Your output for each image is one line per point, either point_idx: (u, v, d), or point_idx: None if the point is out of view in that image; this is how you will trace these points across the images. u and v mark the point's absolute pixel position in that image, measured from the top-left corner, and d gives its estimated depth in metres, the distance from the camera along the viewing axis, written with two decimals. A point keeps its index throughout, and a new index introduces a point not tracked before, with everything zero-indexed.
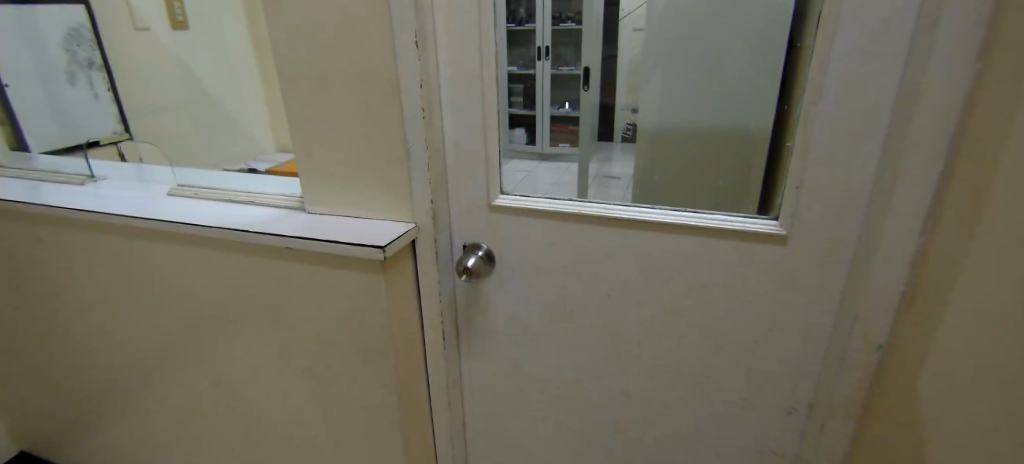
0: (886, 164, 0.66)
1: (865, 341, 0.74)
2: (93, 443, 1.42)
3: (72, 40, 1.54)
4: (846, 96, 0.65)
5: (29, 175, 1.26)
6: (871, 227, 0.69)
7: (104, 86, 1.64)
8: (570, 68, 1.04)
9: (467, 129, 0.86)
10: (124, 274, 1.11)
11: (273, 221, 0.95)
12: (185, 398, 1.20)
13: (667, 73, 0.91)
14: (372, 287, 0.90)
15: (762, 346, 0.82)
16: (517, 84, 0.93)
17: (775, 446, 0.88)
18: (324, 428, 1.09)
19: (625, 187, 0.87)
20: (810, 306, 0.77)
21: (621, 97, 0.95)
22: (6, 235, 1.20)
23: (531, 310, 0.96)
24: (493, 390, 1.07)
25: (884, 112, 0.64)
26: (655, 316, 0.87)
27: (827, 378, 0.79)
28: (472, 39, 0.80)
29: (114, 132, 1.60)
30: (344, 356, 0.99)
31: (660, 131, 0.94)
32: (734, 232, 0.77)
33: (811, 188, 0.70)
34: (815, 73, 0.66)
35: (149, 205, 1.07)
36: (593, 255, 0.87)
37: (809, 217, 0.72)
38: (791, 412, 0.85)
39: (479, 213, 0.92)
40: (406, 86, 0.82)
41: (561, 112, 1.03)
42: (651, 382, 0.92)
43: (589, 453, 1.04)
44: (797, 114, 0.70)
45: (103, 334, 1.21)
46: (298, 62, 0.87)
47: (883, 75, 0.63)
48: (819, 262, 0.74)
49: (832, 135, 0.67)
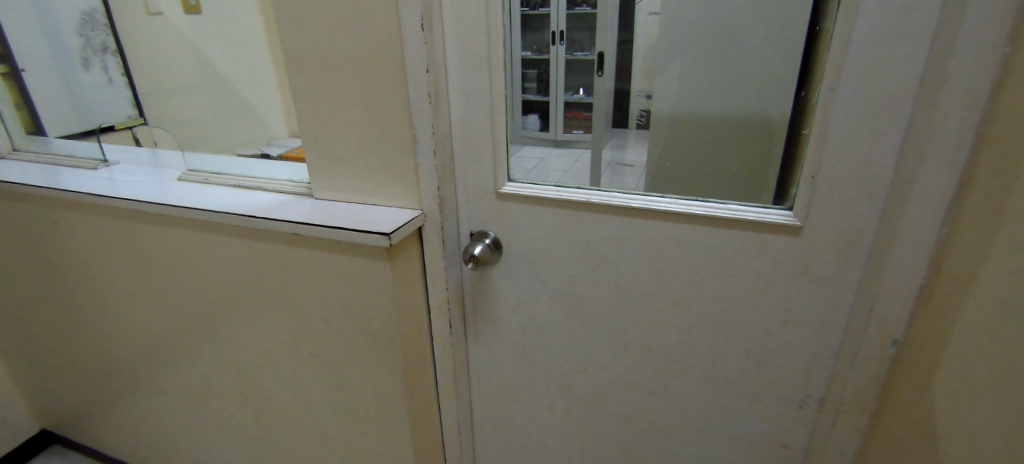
0: (907, 153, 0.63)
1: (882, 335, 0.72)
2: (109, 423, 1.46)
3: (86, 25, 1.58)
4: (866, 81, 0.62)
5: (45, 159, 1.28)
6: (889, 217, 0.67)
7: (118, 70, 1.67)
8: (584, 53, 0.99)
9: (474, 114, 0.85)
10: (138, 258, 1.12)
11: (281, 206, 0.96)
12: (198, 381, 1.23)
13: (687, 58, 0.85)
14: (378, 273, 0.90)
15: (772, 337, 0.81)
16: (532, 69, 0.95)
17: (784, 439, 0.87)
18: (333, 412, 1.10)
19: (639, 176, 0.85)
20: (824, 298, 0.75)
21: (635, 82, 0.89)
22: (21, 218, 1.22)
23: (538, 299, 0.96)
24: (501, 377, 1.07)
25: (905, 98, 0.62)
26: (663, 306, 0.86)
27: (840, 372, 0.78)
28: (481, 23, 0.79)
29: (129, 117, 1.63)
30: (352, 341, 0.99)
31: (677, 118, 0.89)
32: (747, 222, 0.75)
33: (827, 177, 0.68)
34: (833, 55, 0.63)
35: (161, 189, 1.08)
36: (602, 244, 0.86)
37: (824, 207, 0.70)
38: (802, 405, 0.83)
39: (487, 200, 0.91)
40: (412, 70, 0.80)
41: (574, 99, 1.00)
42: (659, 373, 0.92)
43: (597, 442, 1.04)
44: (815, 100, 0.67)
45: (118, 317, 1.23)
46: (304, 45, 0.86)
47: (907, 59, 0.60)
48: (834, 254, 0.72)
49: (852, 122, 0.65)
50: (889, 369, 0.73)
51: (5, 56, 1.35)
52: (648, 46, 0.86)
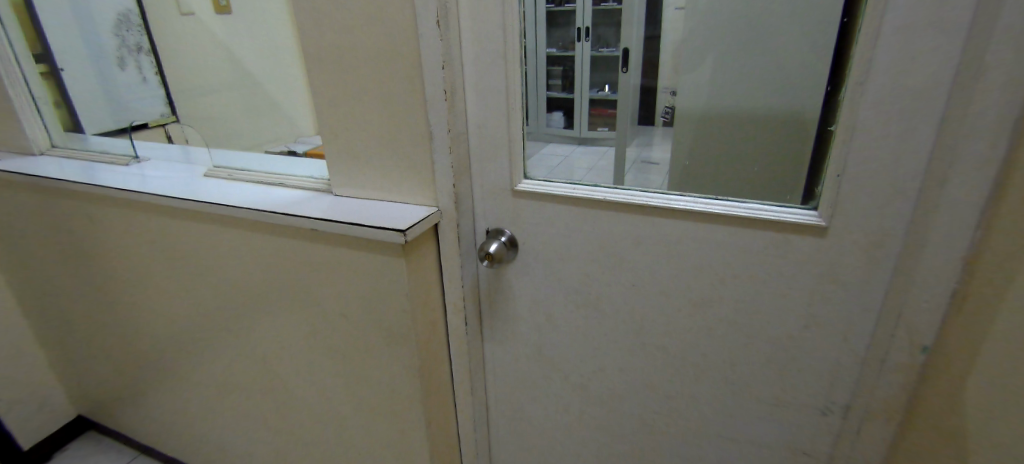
0: (940, 151, 0.60)
1: (911, 341, 0.69)
2: (140, 410, 1.51)
3: (121, 25, 1.63)
4: (896, 76, 0.60)
5: (81, 155, 1.33)
6: (919, 217, 0.64)
7: (152, 69, 1.72)
8: (610, 49, 0.94)
9: (491, 110, 0.85)
10: (166, 251, 1.16)
11: (301, 202, 0.97)
12: (222, 373, 1.26)
13: (719, 55, 0.81)
14: (394, 269, 0.90)
15: (794, 341, 0.78)
16: (556, 66, 0.93)
17: (808, 447, 0.84)
18: (351, 406, 1.12)
19: (664, 173, 0.83)
20: (849, 302, 0.72)
21: (662, 78, 0.87)
22: (59, 211, 1.27)
23: (554, 297, 0.95)
24: (516, 376, 1.07)
25: (939, 93, 0.59)
26: (681, 307, 0.84)
27: (867, 379, 0.75)
28: (497, 18, 0.78)
29: (162, 115, 1.68)
30: (369, 336, 1.00)
31: (705, 117, 0.86)
32: (768, 222, 0.73)
33: (854, 176, 0.65)
34: (860, 49, 0.61)
35: (187, 185, 1.11)
36: (619, 243, 0.84)
37: (851, 207, 0.67)
38: (826, 412, 0.80)
39: (503, 197, 0.90)
40: (428, 67, 0.80)
41: (599, 96, 0.96)
42: (677, 375, 0.90)
43: (612, 443, 1.03)
44: (842, 95, 0.64)
45: (148, 308, 1.28)
46: (322, 43, 0.87)
47: (941, 52, 0.57)
48: (860, 257, 0.69)
49: (882, 117, 0.62)
50: (919, 377, 0.70)
51: (45, 56, 1.40)
52: (678, 41, 0.83)
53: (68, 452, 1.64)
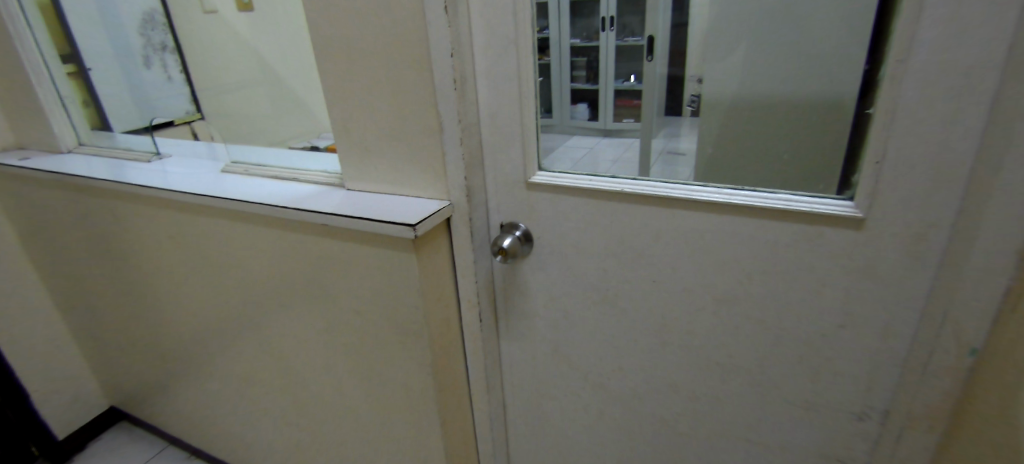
0: (992, 136, 0.55)
1: (958, 343, 0.64)
2: (165, 402, 1.55)
3: (146, 24, 1.69)
4: (943, 52, 0.54)
5: (101, 152, 1.36)
6: (969, 207, 0.59)
7: (177, 67, 1.79)
8: (635, 38, 0.85)
9: (503, 99, 0.82)
10: (185, 245, 1.18)
11: (314, 197, 0.97)
12: (242, 368, 1.28)
13: (752, 40, 0.75)
14: (407, 264, 0.88)
15: (828, 341, 0.73)
16: (580, 57, 0.87)
17: (841, 453, 0.79)
18: (366, 401, 1.12)
19: (690, 164, 0.78)
20: (888, 300, 0.67)
21: (688, 66, 0.82)
22: (85, 206, 1.29)
23: (571, 293, 0.92)
24: (533, 372, 1.04)
25: (993, 71, 0.53)
26: (705, 304, 0.80)
27: (908, 382, 0.69)
28: (506, 3, 0.75)
29: (187, 112, 1.72)
30: (384, 330, 0.99)
31: (735, 104, 0.80)
32: (798, 214, 0.68)
33: (895, 163, 0.60)
34: (903, 22, 0.55)
35: (206, 180, 1.12)
36: (639, 235, 0.80)
37: (891, 198, 0.62)
38: (863, 418, 0.75)
39: (517, 190, 0.88)
40: (437, 57, 0.78)
41: (624, 87, 0.89)
42: (700, 375, 0.85)
43: (632, 444, 1.00)
44: (881, 73, 0.59)
45: (170, 301, 1.30)
46: (331, 35, 0.85)
47: (997, 25, 0.52)
48: (903, 252, 0.64)
49: (927, 98, 0.56)
50: (966, 380, 0.65)
51: (73, 56, 1.42)
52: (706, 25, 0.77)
53: (101, 442, 1.70)
